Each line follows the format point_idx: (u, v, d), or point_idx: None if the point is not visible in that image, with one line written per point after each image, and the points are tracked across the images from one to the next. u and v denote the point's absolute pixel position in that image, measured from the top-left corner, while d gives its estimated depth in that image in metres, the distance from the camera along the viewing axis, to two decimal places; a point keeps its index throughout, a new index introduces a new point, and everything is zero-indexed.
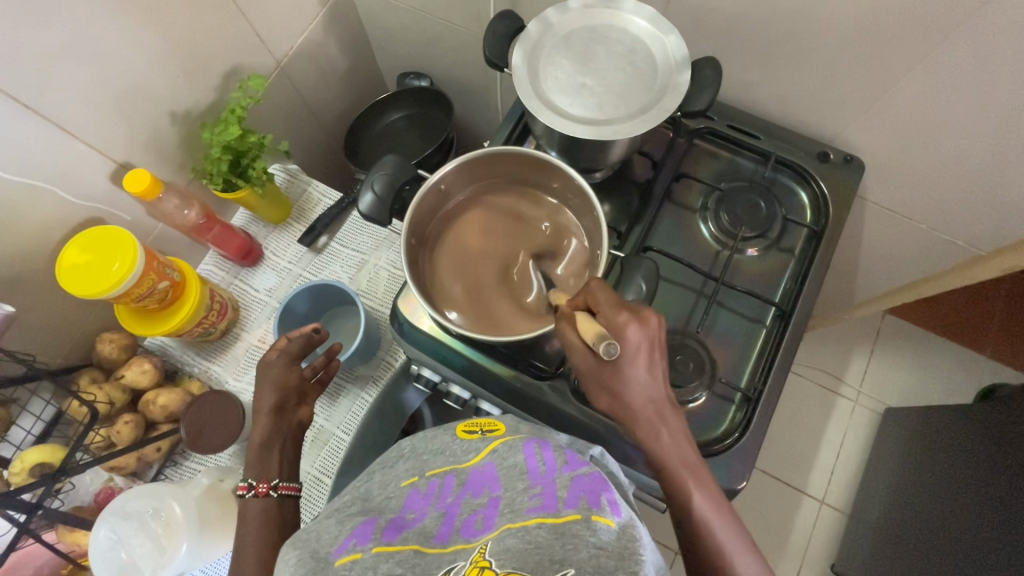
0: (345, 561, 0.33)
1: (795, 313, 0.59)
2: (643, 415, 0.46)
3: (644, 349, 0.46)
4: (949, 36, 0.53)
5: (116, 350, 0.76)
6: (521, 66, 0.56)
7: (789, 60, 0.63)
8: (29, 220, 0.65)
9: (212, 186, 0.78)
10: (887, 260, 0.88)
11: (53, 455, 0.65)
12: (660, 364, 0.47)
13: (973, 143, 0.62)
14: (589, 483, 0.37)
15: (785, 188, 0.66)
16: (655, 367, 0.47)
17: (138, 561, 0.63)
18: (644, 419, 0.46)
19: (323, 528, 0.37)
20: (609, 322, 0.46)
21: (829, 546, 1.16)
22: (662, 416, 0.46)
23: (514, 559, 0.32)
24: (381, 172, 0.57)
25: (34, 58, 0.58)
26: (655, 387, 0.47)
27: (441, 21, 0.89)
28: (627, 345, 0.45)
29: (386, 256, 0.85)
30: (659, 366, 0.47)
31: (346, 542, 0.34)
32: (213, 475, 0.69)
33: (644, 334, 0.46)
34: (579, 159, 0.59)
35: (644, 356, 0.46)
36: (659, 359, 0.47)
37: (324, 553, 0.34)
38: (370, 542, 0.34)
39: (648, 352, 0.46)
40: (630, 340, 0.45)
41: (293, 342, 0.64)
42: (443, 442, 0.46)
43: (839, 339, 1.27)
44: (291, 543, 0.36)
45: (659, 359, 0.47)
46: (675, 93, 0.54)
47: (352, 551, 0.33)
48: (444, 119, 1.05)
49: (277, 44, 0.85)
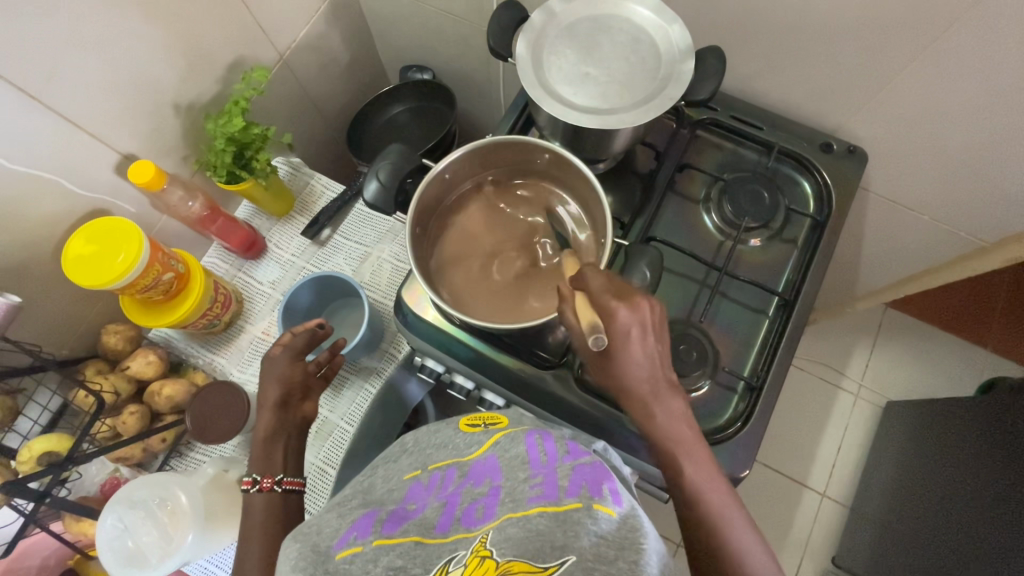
0: (346, 554, 0.33)
1: (798, 302, 0.59)
2: (638, 396, 0.46)
3: (637, 332, 0.45)
4: (952, 26, 0.53)
5: (121, 341, 0.77)
6: (525, 55, 0.56)
7: (793, 50, 0.63)
8: (33, 211, 0.65)
9: (215, 178, 0.79)
10: (889, 253, 0.88)
11: (60, 445, 0.66)
12: (655, 348, 0.46)
13: (975, 134, 0.62)
14: (591, 473, 0.37)
15: (788, 179, 0.66)
16: (651, 350, 0.46)
17: (145, 550, 0.64)
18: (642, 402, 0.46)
19: (325, 521, 0.37)
20: (599, 306, 0.46)
21: (830, 539, 1.16)
22: (658, 398, 0.46)
23: (514, 548, 0.32)
24: (385, 161, 0.57)
25: (38, 49, 0.58)
26: (651, 369, 0.46)
27: (444, 14, 0.89)
28: (617, 330, 0.45)
29: (389, 249, 0.85)
30: (654, 348, 0.46)
31: (347, 535, 0.35)
32: (218, 465, 0.69)
33: (636, 317, 0.45)
34: (583, 149, 0.59)
35: (639, 339, 0.45)
36: (654, 342, 0.46)
37: (324, 547, 0.34)
38: (370, 535, 0.34)
39: (641, 335, 0.45)
40: (620, 324, 0.45)
41: (298, 338, 0.64)
42: (446, 435, 0.46)
43: (840, 332, 1.27)
44: (292, 536, 0.36)
45: (655, 342, 0.46)
46: (678, 82, 0.54)
47: (353, 544, 0.34)
48: (446, 112, 1.05)
49: (279, 36, 0.85)
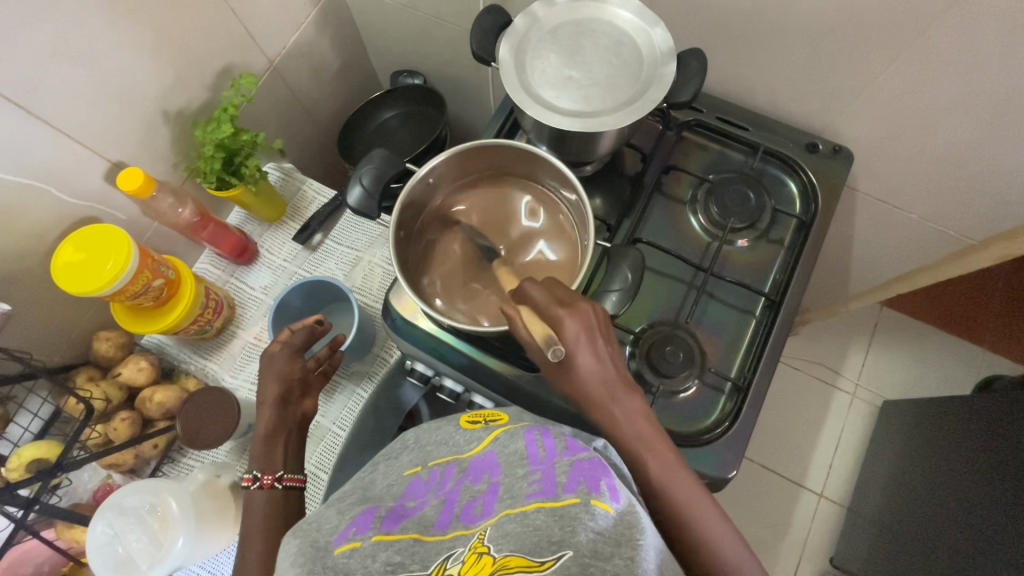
0: (345, 549, 0.33)
1: (785, 302, 0.59)
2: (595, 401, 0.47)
3: (584, 336, 0.47)
4: (932, 26, 0.53)
5: (112, 348, 0.77)
6: (507, 60, 0.56)
7: (776, 53, 0.63)
8: (24, 219, 0.66)
9: (206, 184, 0.79)
10: (881, 253, 0.88)
11: (49, 451, 0.67)
12: (604, 349, 0.48)
13: (961, 132, 0.62)
14: (591, 468, 0.35)
15: (774, 180, 0.66)
16: (601, 352, 0.47)
17: (134, 555, 0.64)
18: (600, 404, 0.47)
19: (325, 517, 0.38)
20: (546, 316, 0.48)
21: (829, 539, 1.16)
22: (616, 400, 0.47)
23: (512, 543, 0.32)
24: (369, 166, 0.57)
25: (27, 57, 0.59)
26: (604, 373, 0.47)
27: (434, 19, 0.90)
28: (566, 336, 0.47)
29: (380, 253, 0.85)
30: (604, 350, 0.48)
31: (346, 531, 0.35)
32: (207, 471, 0.70)
33: (581, 322, 0.47)
34: (567, 151, 0.59)
35: (587, 344, 0.47)
36: (603, 345, 0.48)
37: (324, 543, 0.34)
38: (370, 531, 0.35)
39: (590, 339, 0.47)
40: (568, 331, 0.47)
41: (296, 335, 0.64)
42: (446, 433, 0.46)
43: (836, 332, 1.27)
44: (292, 532, 0.36)
45: (603, 345, 0.48)
46: (660, 84, 0.54)
47: (352, 539, 0.34)
48: (437, 116, 1.05)
49: (269, 44, 0.86)
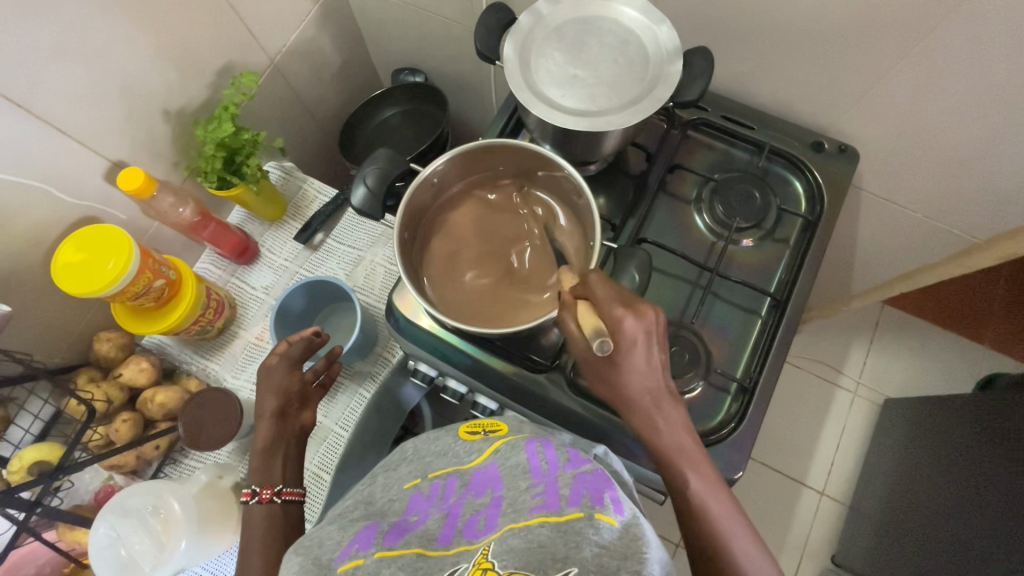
0: (348, 567, 0.33)
1: (791, 302, 0.59)
2: (639, 406, 0.47)
3: (642, 340, 0.45)
4: (938, 26, 0.53)
5: (112, 348, 0.76)
6: (512, 58, 0.56)
7: (782, 51, 0.63)
8: (24, 220, 0.65)
9: (206, 184, 0.78)
10: (884, 251, 0.88)
11: (52, 453, 0.66)
12: (659, 355, 0.46)
13: (965, 132, 0.61)
14: (592, 481, 0.36)
15: (779, 179, 0.65)
16: (654, 358, 0.46)
17: (137, 557, 0.63)
18: (644, 409, 0.47)
19: (325, 534, 0.37)
20: (605, 314, 0.45)
21: (830, 538, 1.16)
22: (659, 407, 0.47)
23: (517, 560, 0.31)
24: (372, 165, 0.57)
25: (25, 57, 0.58)
26: (653, 379, 0.47)
27: (435, 16, 0.89)
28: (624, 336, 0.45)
29: (382, 253, 0.85)
30: (658, 356, 0.46)
31: (348, 548, 0.34)
32: (211, 472, 0.69)
33: (641, 325, 0.45)
34: (572, 151, 0.58)
35: (642, 348, 0.46)
36: (658, 351, 0.46)
37: (326, 560, 0.34)
38: (371, 548, 0.34)
39: (646, 343, 0.46)
40: (627, 333, 0.45)
41: (294, 346, 0.63)
42: (446, 443, 0.46)
43: (838, 330, 1.27)
44: (294, 549, 0.36)
45: (658, 350, 0.46)
46: (667, 83, 0.53)
47: (354, 557, 0.33)
48: (439, 114, 1.04)
49: (269, 41, 0.85)
